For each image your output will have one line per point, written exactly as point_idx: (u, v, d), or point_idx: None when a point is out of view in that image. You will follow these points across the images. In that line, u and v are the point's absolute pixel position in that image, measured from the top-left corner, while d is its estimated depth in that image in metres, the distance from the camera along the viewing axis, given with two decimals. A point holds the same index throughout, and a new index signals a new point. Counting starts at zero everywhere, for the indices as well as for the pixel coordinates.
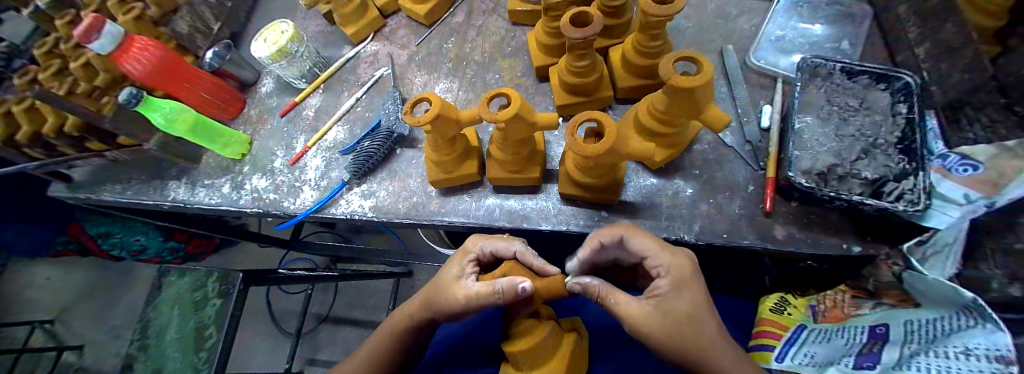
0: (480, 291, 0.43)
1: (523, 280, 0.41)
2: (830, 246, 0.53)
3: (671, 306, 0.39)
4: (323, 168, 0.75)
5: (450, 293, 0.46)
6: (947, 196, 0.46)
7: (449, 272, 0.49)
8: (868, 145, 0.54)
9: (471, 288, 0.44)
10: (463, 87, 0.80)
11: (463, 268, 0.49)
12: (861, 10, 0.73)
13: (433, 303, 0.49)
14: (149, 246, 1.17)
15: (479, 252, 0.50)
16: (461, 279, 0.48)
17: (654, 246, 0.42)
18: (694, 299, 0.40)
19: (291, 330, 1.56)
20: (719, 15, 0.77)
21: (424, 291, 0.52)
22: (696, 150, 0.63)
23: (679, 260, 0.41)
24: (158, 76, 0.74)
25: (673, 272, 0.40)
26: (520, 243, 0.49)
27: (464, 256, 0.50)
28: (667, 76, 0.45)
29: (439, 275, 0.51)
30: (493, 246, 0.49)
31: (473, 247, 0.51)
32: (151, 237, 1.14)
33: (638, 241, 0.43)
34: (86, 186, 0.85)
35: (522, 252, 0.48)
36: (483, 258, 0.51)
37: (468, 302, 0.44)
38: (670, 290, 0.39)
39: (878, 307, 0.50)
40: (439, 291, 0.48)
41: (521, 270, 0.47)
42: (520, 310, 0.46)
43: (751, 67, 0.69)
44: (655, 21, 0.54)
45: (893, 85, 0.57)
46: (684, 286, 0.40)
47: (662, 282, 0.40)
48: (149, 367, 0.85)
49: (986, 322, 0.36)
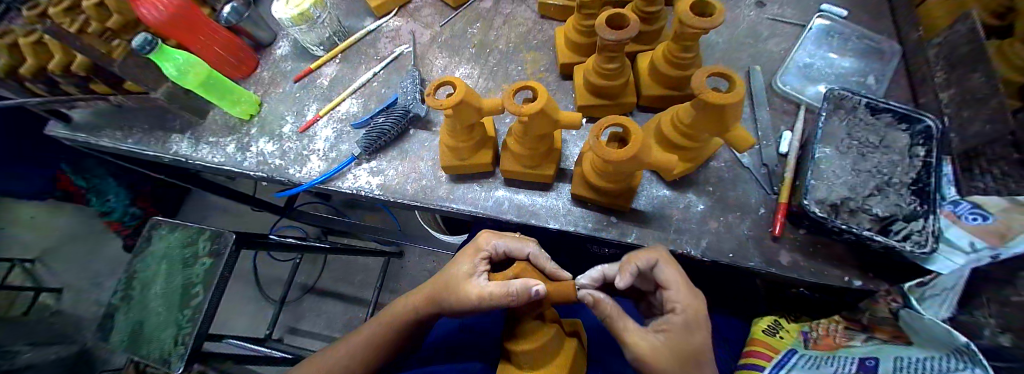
0: (493, 292, 0.43)
1: (537, 283, 0.41)
2: (833, 278, 0.53)
3: (680, 343, 0.40)
4: (333, 139, 0.74)
5: (462, 290, 0.46)
6: (954, 243, 0.49)
7: (460, 268, 0.49)
8: (882, 183, 0.55)
9: (484, 287, 0.44)
10: (483, 75, 0.79)
11: (474, 266, 0.49)
12: (888, 48, 0.73)
13: (442, 297, 0.49)
14: (117, 209, 1.21)
15: (492, 250, 0.50)
16: (472, 276, 0.47)
17: (681, 281, 0.43)
18: (700, 344, 0.41)
19: (275, 297, 1.55)
20: (750, 35, 0.77)
21: (431, 282, 0.52)
22: (712, 167, 0.63)
23: (696, 302, 0.43)
24: (171, 27, 0.72)
25: (689, 311, 0.42)
26: (533, 245, 0.51)
27: (475, 253, 0.50)
28: (699, 89, 0.45)
29: (449, 271, 0.50)
30: (506, 245, 0.50)
31: (486, 244, 0.51)
32: (121, 199, 1.20)
33: (671, 271, 0.44)
34: (85, 128, 0.82)
35: (535, 254, 0.50)
36: (495, 256, 0.51)
37: (481, 301, 0.44)
38: (684, 329, 0.41)
39: (870, 341, 0.51)
40: (450, 288, 0.48)
41: (533, 272, 0.48)
42: (528, 312, 0.47)
43: (776, 91, 0.70)
44: (689, 33, 0.54)
45: (913, 127, 0.57)
46: (694, 327, 0.42)
47: (677, 320, 0.41)
48: (131, 318, 0.83)
49: (975, 367, 0.37)
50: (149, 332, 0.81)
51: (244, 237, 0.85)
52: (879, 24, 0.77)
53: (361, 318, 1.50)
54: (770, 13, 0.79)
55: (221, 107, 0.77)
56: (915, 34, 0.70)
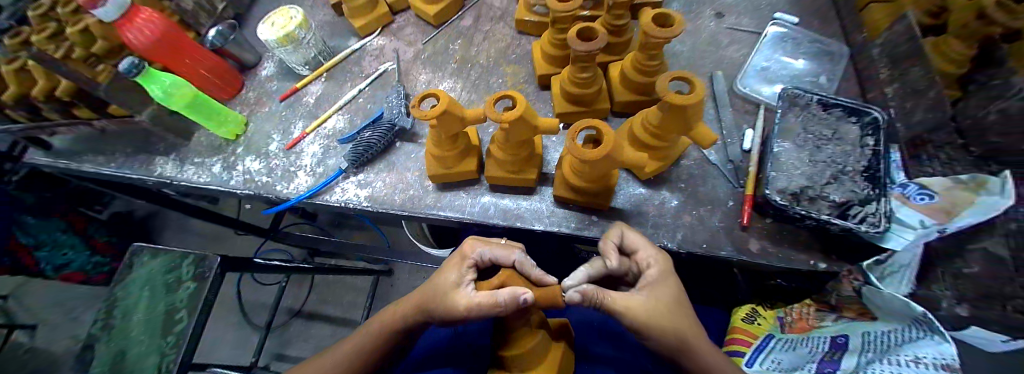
0: (481, 302, 0.45)
1: (524, 291, 0.44)
2: (799, 262, 0.57)
3: (659, 291, 0.45)
4: (320, 155, 0.75)
5: (451, 300, 0.48)
6: (905, 222, 0.54)
7: (449, 277, 0.51)
8: (838, 171, 0.59)
9: (472, 297, 0.46)
10: (466, 87, 0.82)
11: (462, 275, 0.51)
12: (838, 50, 0.80)
13: (429, 306, 0.51)
14: (75, 258, 1.24)
15: (477, 258, 0.52)
16: (460, 286, 0.49)
17: (644, 242, 0.49)
18: (676, 288, 0.46)
19: (260, 324, 1.52)
20: (711, 43, 0.83)
21: (419, 292, 0.54)
22: (683, 165, 0.67)
23: (661, 256, 0.49)
24: (161, 49, 0.74)
25: (659, 263, 0.47)
26: (519, 252, 0.52)
27: (462, 262, 0.52)
28: (663, 93, 0.50)
29: (437, 281, 0.52)
30: (491, 253, 0.51)
31: (470, 251, 0.53)
32: (78, 250, 1.23)
33: (633, 236, 0.50)
34: (67, 153, 0.82)
35: (520, 261, 0.51)
36: (481, 263, 0.53)
37: (469, 311, 0.46)
38: (660, 277, 0.46)
39: (840, 320, 0.55)
40: (439, 298, 0.50)
41: (517, 278, 0.50)
42: (517, 320, 0.49)
43: (738, 93, 0.75)
44: (653, 43, 0.59)
45: (863, 118, 0.64)
46: (666, 276, 0.47)
47: (652, 271, 0.47)
48: (111, 348, 0.81)
49: (932, 335, 0.41)
50: (131, 361, 0.78)
51: (229, 260, 0.85)
52: (827, 29, 0.84)
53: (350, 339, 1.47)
54: (729, 23, 0.86)
55: (207, 127, 0.78)
56: (860, 36, 0.78)
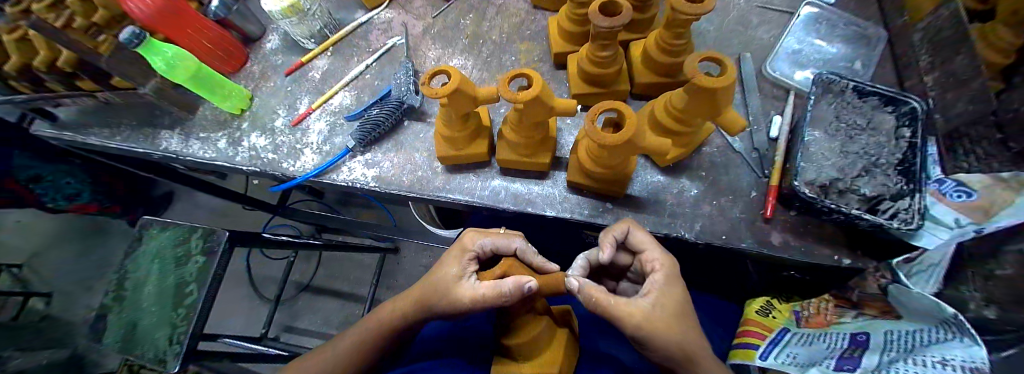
0: (485, 294, 0.43)
1: (529, 279, 0.42)
2: (822, 257, 0.55)
3: (666, 301, 0.43)
4: (326, 132, 0.73)
5: (454, 294, 0.47)
6: (939, 219, 0.52)
7: (449, 271, 0.49)
8: (869, 164, 0.56)
9: (476, 289, 0.45)
10: (477, 65, 0.79)
11: (463, 270, 0.49)
12: (875, 34, 0.75)
13: (431, 301, 0.49)
14: (83, 189, 1.20)
15: (478, 249, 0.51)
16: (462, 279, 0.48)
17: (653, 241, 0.47)
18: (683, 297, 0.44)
19: (270, 296, 1.54)
20: (740, 23, 0.78)
21: (422, 286, 0.52)
22: (705, 152, 0.64)
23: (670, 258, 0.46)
24: (162, 21, 0.70)
25: (666, 267, 0.45)
26: (518, 240, 0.52)
27: (462, 254, 0.50)
28: (691, 74, 0.46)
29: (437, 273, 0.50)
30: (493, 243, 0.50)
31: (471, 244, 0.51)
32: (83, 182, 1.18)
33: (640, 234, 0.48)
34: (75, 126, 0.81)
35: (522, 249, 0.51)
36: (482, 254, 0.52)
37: (474, 303, 0.45)
38: (666, 284, 0.44)
39: (860, 317, 0.52)
40: (441, 291, 0.48)
41: (520, 267, 0.49)
42: (519, 308, 0.48)
43: (766, 77, 0.71)
44: (681, 19, 0.54)
45: (899, 108, 0.59)
46: (675, 282, 0.45)
47: (659, 277, 0.44)
48: (125, 318, 0.82)
49: (964, 336, 0.38)
50: (142, 332, 0.80)
51: (237, 235, 0.85)
52: (866, 10, 0.78)
53: (357, 315, 1.50)
54: (759, 1, 0.80)
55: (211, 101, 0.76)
56: (901, 18, 0.72)
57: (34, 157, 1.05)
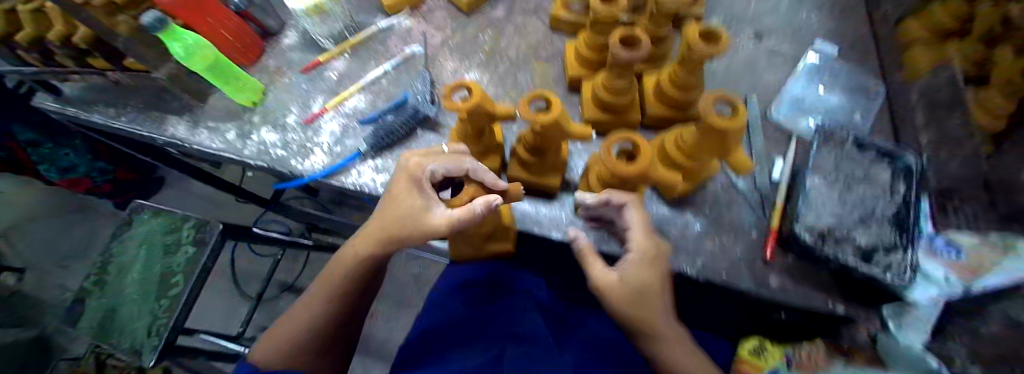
0: (460, 220, 0.43)
1: (497, 199, 0.43)
2: (817, 302, 0.56)
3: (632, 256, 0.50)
4: (338, 134, 0.74)
5: (425, 222, 0.45)
6: (931, 275, 0.52)
7: (413, 203, 0.46)
8: (867, 215, 0.58)
9: (450, 215, 0.44)
10: (493, 81, 0.80)
11: (427, 199, 0.46)
12: (875, 89, 0.79)
13: (397, 233, 0.47)
14: (79, 163, 1.18)
15: (429, 175, 0.47)
16: (429, 208, 0.45)
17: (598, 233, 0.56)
18: None
19: (251, 293, 1.51)
20: (748, 65, 0.82)
21: (380, 221, 0.48)
22: (709, 188, 0.66)
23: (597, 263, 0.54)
24: (186, 10, 0.69)
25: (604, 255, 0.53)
26: (468, 160, 0.48)
27: (417, 186, 0.46)
28: (705, 114, 0.47)
29: (396, 207, 0.47)
30: (443, 169, 0.46)
31: (418, 170, 0.47)
32: (80, 155, 1.17)
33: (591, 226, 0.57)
34: (80, 102, 0.80)
35: (475, 169, 0.48)
36: (434, 179, 0.48)
37: (451, 228, 0.44)
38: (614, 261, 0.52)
39: (848, 367, 0.58)
40: (410, 222, 0.46)
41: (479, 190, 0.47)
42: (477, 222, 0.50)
43: (772, 121, 0.73)
44: (696, 59, 0.56)
45: (897, 163, 0.62)
46: None
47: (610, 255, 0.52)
48: (104, 304, 0.80)
49: None
50: (121, 321, 0.78)
51: (231, 229, 0.83)
52: (866, 64, 0.82)
53: None
54: (767, 46, 0.84)
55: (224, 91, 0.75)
56: (899, 76, 0.76)
57: (30, 127, 1.03)
